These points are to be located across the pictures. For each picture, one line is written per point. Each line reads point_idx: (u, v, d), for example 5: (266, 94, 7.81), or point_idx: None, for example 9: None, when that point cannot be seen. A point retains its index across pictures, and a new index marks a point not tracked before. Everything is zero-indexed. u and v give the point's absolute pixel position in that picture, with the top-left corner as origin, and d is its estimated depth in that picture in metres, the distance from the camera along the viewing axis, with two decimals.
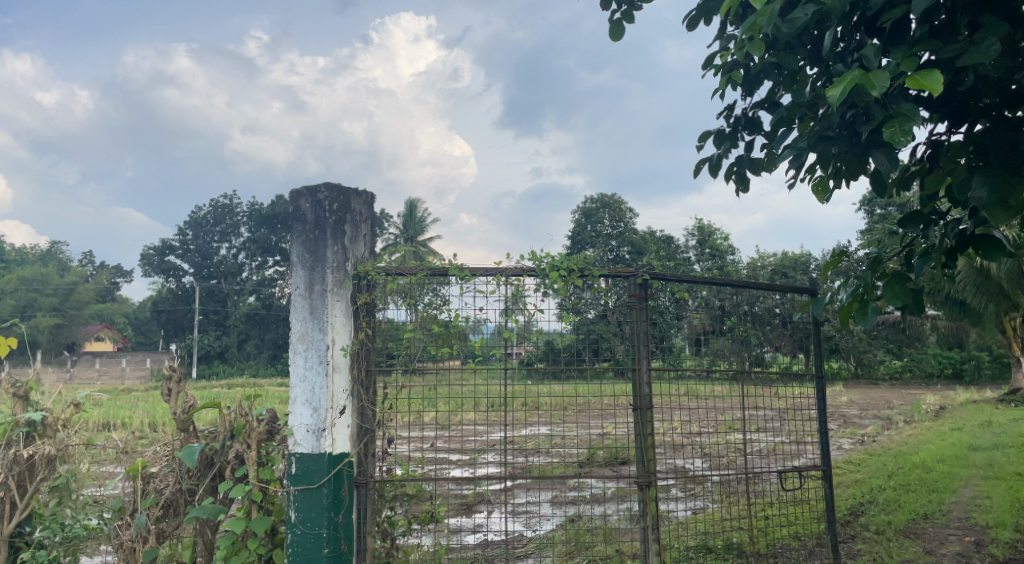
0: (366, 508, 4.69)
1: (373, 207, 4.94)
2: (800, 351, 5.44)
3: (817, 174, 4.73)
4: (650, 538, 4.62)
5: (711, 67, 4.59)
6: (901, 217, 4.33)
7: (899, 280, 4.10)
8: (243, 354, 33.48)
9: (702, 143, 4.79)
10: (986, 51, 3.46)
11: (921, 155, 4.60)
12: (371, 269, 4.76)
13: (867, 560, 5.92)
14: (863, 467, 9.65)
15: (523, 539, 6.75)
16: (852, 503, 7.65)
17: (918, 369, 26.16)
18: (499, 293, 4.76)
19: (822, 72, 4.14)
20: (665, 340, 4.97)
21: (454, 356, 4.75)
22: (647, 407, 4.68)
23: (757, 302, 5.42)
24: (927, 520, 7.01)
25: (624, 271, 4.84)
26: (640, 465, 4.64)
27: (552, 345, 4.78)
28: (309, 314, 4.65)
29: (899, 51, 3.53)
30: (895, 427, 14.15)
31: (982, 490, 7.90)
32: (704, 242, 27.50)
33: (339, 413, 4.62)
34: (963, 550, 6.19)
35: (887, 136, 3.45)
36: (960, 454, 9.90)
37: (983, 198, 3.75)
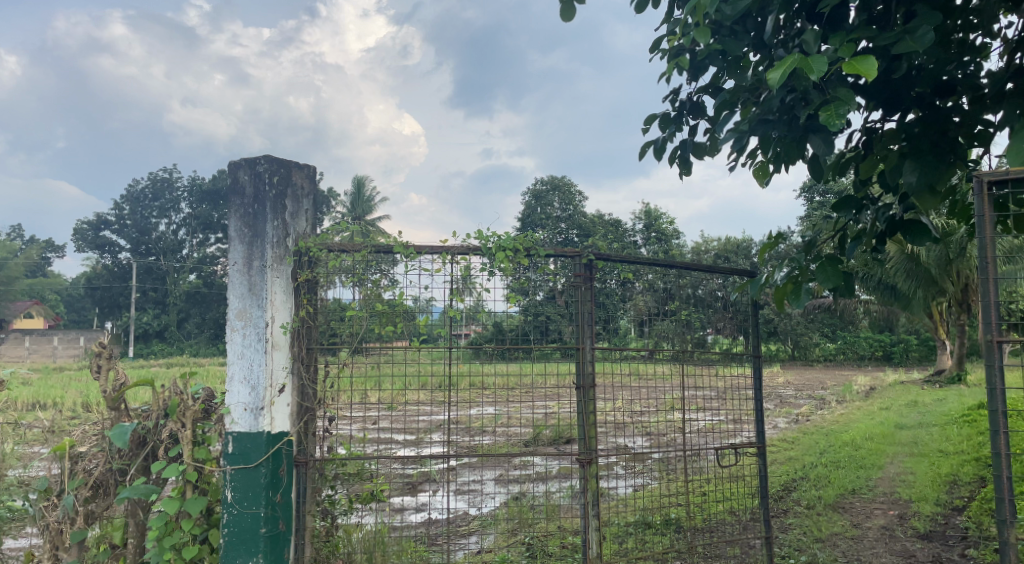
0: (306, 487, 4.64)
1: (315, 181, 4.84)
2: (740, 333, 5.54)
3: (757, 159, 4.85)
4: (590, 514, 4.66)
5: (658, 51, 4.63)
6: (836, 201, 4.44)
7: (833, 263, 4.24)
8: (183, 333, 32.63)
9: (648, 126, 4.83)
10: (920, 39, 3.55)
11: (856, 142, 4.73)
12: (312, 246, 4.69)
13: (798, 534, 6.14)
14: (796, 445, 10.00)
15: (467, 518, 6.79)
16: (785, 480, 7.92)
17: (851, 351, 27.15)
18: (446, 271, 4.72)
19: (764, 58, 4.20)
20: (612, 321, 5.02)
21: (397, 333, 4.71)
22: (590, 385, 4.71)
23: (700, 285, 5.46)
24: (854, 495, 7.31)
25: (570, 251, 4.83)
26: (582, 442, 4.67)
27: (499, 326, 4.76)
28: (247, 291, 4.54)
29: (837, 36, 3.61)
30: (828, 406, 14.71)
31: (906, 466, 8.27)
32: (651, 226, 27.94)
33: (278, 391, 4.53)
34: (887, 523, 6.47)
35: (823, 120, 3.57)
36: (887, 432, 10.34)
37: (913, 183, 3.96)
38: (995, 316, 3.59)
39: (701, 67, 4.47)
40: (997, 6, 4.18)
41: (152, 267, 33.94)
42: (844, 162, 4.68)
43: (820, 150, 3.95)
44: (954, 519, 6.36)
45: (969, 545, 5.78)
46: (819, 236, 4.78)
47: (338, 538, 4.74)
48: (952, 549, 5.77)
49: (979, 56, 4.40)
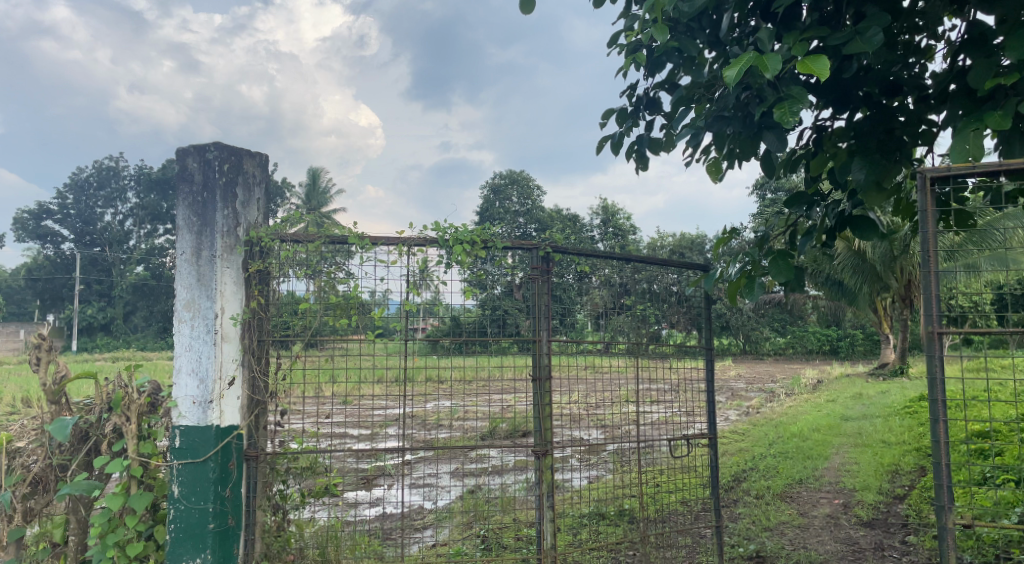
0: (256, 482, 4.55)
1: (268, 169, 4.72)
2: (694, 327, 5.61)
3: (711, 155, 4.92)
4: (545, 505, 4.67)
5: (616, 46, 4.66)
6: (787, 197, 4.55)
7: (784, 257, 4.32)
8: (130, 326, 31.74)
9: (605, 121, 4.87)
10: (869, 39, 3.64)
11: (807, 140, 4.82)
12: (264, 235, 4.58)
13: (747, 524, 6.27)
14: (746, 437, 10.21)
15: (422, 512, 6.77)
16: (736, 470, 8.08)
17: (800, 345, 27.83)
18: (402, 263, 4.68)
19: (719, 55, 4.26)
20: (570, 315, 5.01)
21: (352, 326, 4.63)
22: (546, 377, 4.70)
23: (655, 280, 5.49)
24: (801, 485, 7.49)
25: (527, 244, 4.81)
26: (538, 434, 4.67)
27: (456, 320, 4.75)
28: (196, 282, 4.46)
29: (791, 35, 3.69)
30: (777, 399, 15.07)
31: (851, 456, 8.52)
32: (608, 222, 28.22)
33: (228, 384, 4.47)
34: (832, 511, 6.65)
35: (776, 117, 3.63)
36: (833, 424, 10.64)
37: (860, 180, 4.08)
38: (936, 308, 3.60)
39: (658, 64, 4.50)
40: (942, 10, 4.30)
41: (96, 257, 32.93)
42: (795, 159, 4.78)
43: (773, 147, 4.02)
44: (896, 507, 6.57)
45: (909, 532, 5.98)
46: (770, 232, 4.87)
47: (290, 532, 4.61)
48: (894, 536, 5.95)
49: (923, 58, 4.53)
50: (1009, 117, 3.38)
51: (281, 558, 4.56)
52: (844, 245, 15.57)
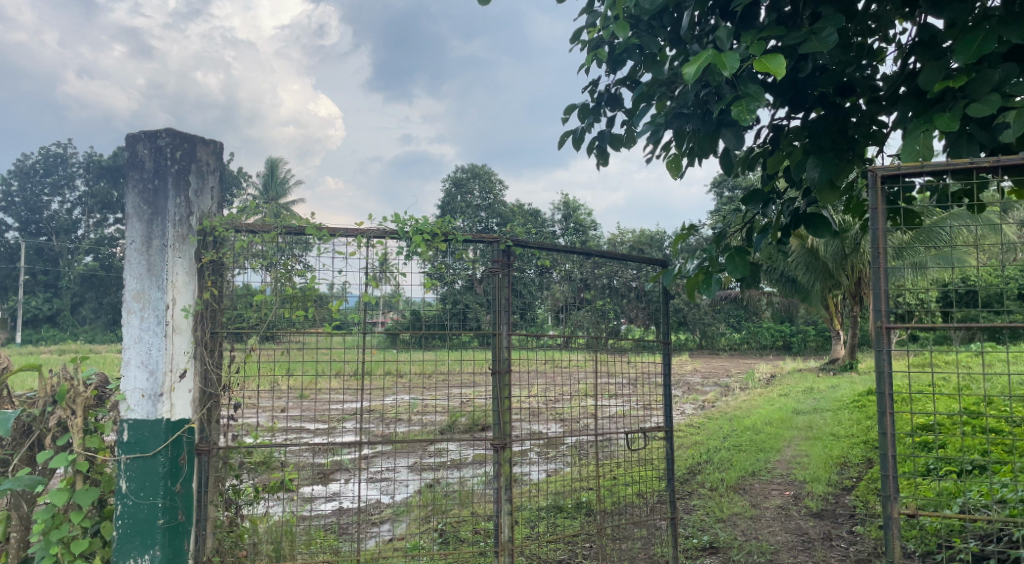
0: (208, 477, 4.45)
1: (223, 158, 4.63)
2: (652, 323, 5.64)
3: (671, 152, 4.97)
4: (503, 498, 4.65)
5: (579, 42, 4.68)
6: (743, 194, 4.62)
7: (741, 254, 4.38)
8: (78, 318, 30.75)
9: (567, 116, 4.88)
10: (824, 40, 3.71)
11: (764, 139, 4.90)
12: (218, 225, 4.49)
13: (701, 516, 6.38)
14: (702, 430, 10.37)
15: (379, 506, 6.72)
16: (691, 463, 8.21)
17: (754, 340, 28.38)
18: (361, 254, 4.62)
19: (679, 53, 4.30)
20: (530, 310, 5.00)
21: (308, 318, 4.58)
22: (506, 371, 4.68)
23: (615, 275, 5.47)
24: (754, 477, 7.64)
25: (487, 237, 4.82)
26: (496, 428, 4.66)
27: (417, 314, 4.68)
28: (146, 272, 4.34)
29: (749, 34, 3.74)
30: (732, 393, 15.34)
31: (801, 449, 8.72)
32: (569, 217, 28.38)
33: (179, 376, 4.36)
34: (783, 502, 6.80)
35: (734, 114, 3.68)
36: (786, 417, 10.89)
37: (815, 177, 4.15)
38: (883, 304, 3.66)
39: (620, 60, 4.52)
40: (893, 14, 4.41)
41: (43, 247, 31.92)
42: (753, 157, 4.85)
43: (730, 144, 4.07)
44: (844, 498, 6.75)
45: (856, 522, 6.14)
46: (728, 228, 4.93)
47: (243, 528, 4.54)
48: (841, 526, 6.11)
49: (875, 60, 4.65)
50: (955, 119, 3.46)
51: (234, 553, 4.51)
52: (797, 242, 15.94)
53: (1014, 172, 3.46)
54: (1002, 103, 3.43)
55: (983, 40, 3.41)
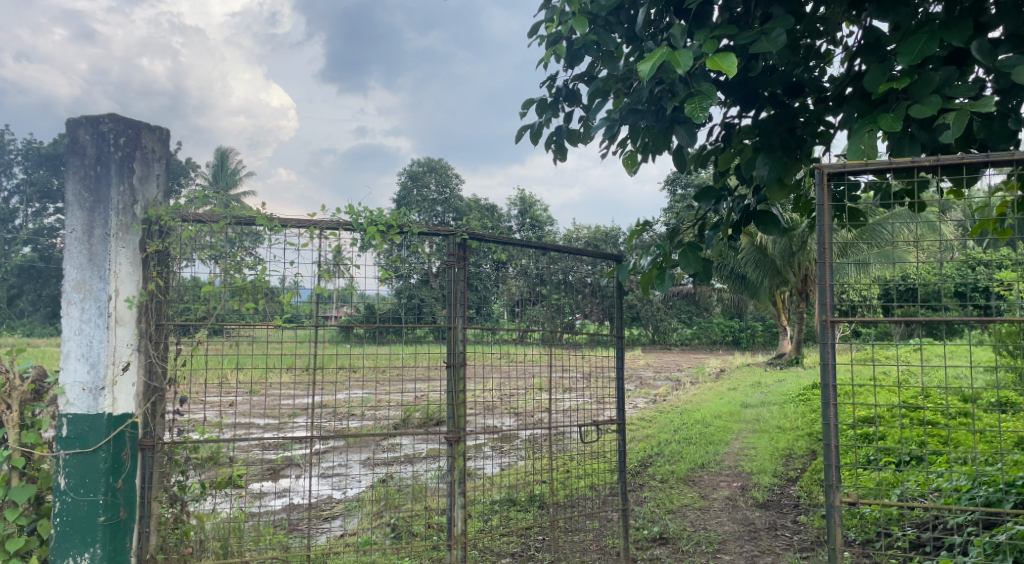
0: (153, 472, 4.34)
1: (169, 145, 4.50)
2: (607, 318, 5.71)
3: (627, 148, 5.02)
4: (457, 492, 4.63)
5: (537, 36, 4.69)
6: (696, 191, 4.67)
7: (693, 250, 4.45)
8: (15, 311, 29.55)
9: (524, 111, 4.90)
10: (774, 40, 3.78)
11: (717, 136, 4.97)
12: (164, 214, 4.36)
13: (652, 507, 6.47)
14: (653, 424, 10.53)
15: (331, 501, 6.64)
16: (643, 456, 8.32)
17: (704, 336, 28.90)
18: (313, 245, 4.55)
19: (635, 50, 4.34)
20: (486, 304, 4.97)
21: (258, 312, 4.50)
22: (461, 364, 4.67)
23: (570, 271, 5.51)
24: (703, 469, 7.79)
25: (443, 230, 4.74)
26: (451, 421, 4.62)
27: (372, 309, 4.64)
28: (87, 262, 4.22)
29: (701, 33, 3.78)
30: (683, 387, 15.60)
31: (749, 441, 8.92)
32: (525, 212, 28.46)
33: (121, 369, 4.24)
34: (731, 493, 6.95)
35: (687, 112, 3.73)
36: (734, 410, 11.14)
37: (765, 175, 4.24)
38: (829, 298, 3.67)
39: (577, 56, 4.54)
40: (840, 17, 4.53)
41: None
42: (705, 155, 4.92)
43: (685, 141, 4.17)
44: (789, 489, 6.93)
45: (800, 512, 6.30)
46: (681, 224, 5.00)
47: (189, 525, 4.45)
48: (786, 516, 6.27)
49: (823, 62, 4.76)
50: (898, 119, 3.55)
51: (179, 551, 4.40)
52: (747, 240, 16.42)
53: (952, 172, 3.57)
54: (942, 105, 3.54)
55: (924, 43, 3.51)
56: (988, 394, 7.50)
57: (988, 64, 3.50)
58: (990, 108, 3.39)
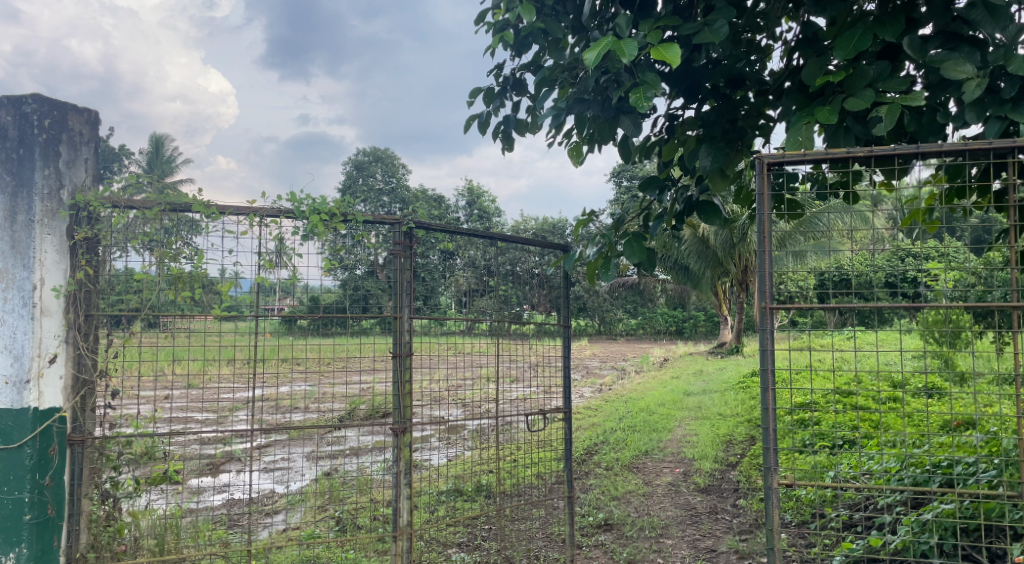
0: (83, 468, 4.18)
1: (98, 128, 4.34)
2: (554, 310, 5.66)
3: (572, 139, 5.03)
4: (402, 483, 4.55)
5: (484, 24, 4.66)
6: (640, 181, 4.71)
7: (638, 239, 4.50)
8: None
9: (472, 100, 4.86)
10: (717, 31, 3.84)
11: (661, 128, 5.02)
12: (93, 200, 4.18)
13: (597, 494, 6.55)
14: (599, 413, 10.64)
15: (273, 496, 6.51)
16: (588, 445, 8.40)
17: (649, 326, 29.38)
18: (253, 233, 4.43)
19: (581, 39, 4.36)
20: (434, 296, 4.90)
21: (195, 302, 4.37)
22: (407, 354, 4.55)
23: (518, 262, 5.43)
24: (647, 456, 7.92)
25: (388, 218, 4.63)
26: (397, 412, 4.53)
27: (316, 301, 4.55)
28: (9, 249, 4.03)
29: (647, 23, 3.81)
30: (628, 376, 15.83)
31: (691, 428, 9.11)
32: (473, 203, 28.40)
33: (48, 361, 4.08)
34: (674, 479, 7.07)
35: (632, 101, 3.75)
36: (676, 398, 11.37)
37: (707, 166, 4.31)
38: (769, 286, 3.71)
39: (525, 45, 4.52)
40: (780, 12, 4.63)
41: None
42: (650, 146, 4.96)
43: (630, 131, 4.21)
44: (729, 473, 7.10)
45: (740, 496, 6.46)
46: (625, 215, 5.03)
47: (122, 522, 4.29)
48: (726, 500, 6.41)
49: (763, 56, 4.86)
50: (834, 112, 3.65)
51: (111, 549, 4.26)
52: (690, 231, 16.82)
53: (885, 164, 3.68)
54: (875, 98, 3.64)
55: (859, 38, 3.62)
56: (915, 380, 7.82)
57: (919, 59, 3.62)
58: (919, 102, 3.52)
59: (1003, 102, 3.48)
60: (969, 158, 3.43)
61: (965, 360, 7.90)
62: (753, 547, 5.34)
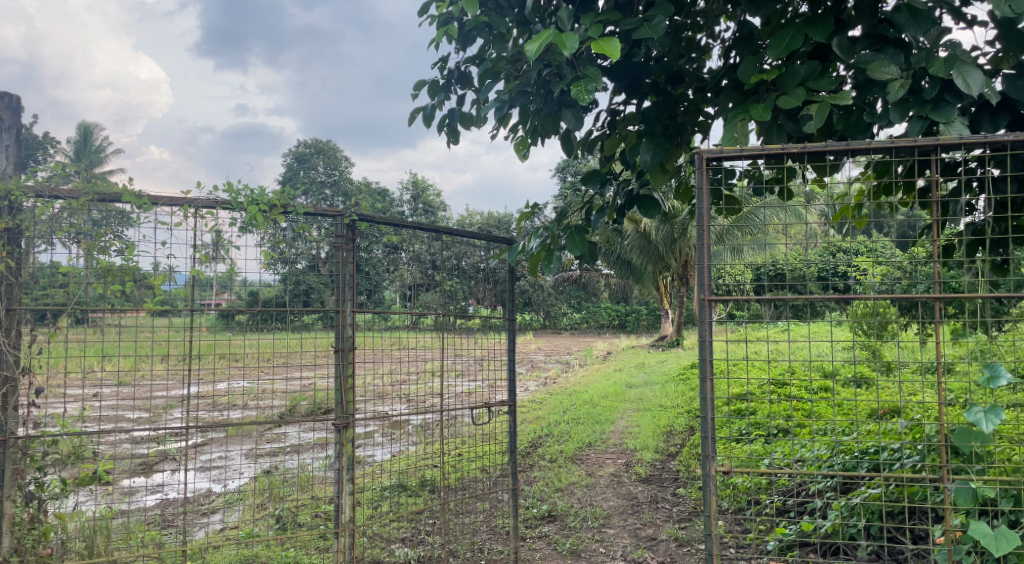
0: (6, 469, 3.95)
1: (18, 114, 4.21)
2: (500, 305, 5.59)
3: (517, 133, 5.04)
4: (344, 479, 4.46)
5: (427, 15, 4.62)
6: (583, 174, 4.75)
7: (580, 232, 4.54)
8: None
9: (417, 92, 4.82)
10: (656, 27, 3.89)
11: (603, 122, 5.06)
12: (14, 188, 3.99)
13: (541, 486, 6.60)
14: (543, 406, 10.73)
15: (211, 495, 6.35)
16: (532, 438, 8.45)
17: (593, 320, 29.69)
18: (188, 225, 4.30)
19: (524, 32, 4.36)
20: (378, 291, 4.84)
21: (126, 297, 4.25)
22: (350, 348, 4.45)
23: (463, 257, 5.37)
24: (591, 447, 8.01)
25: (331, 210, 4.49)
26: (339, 407, 4.40)
27: (256, 296, 4.44)
28: None
29: (588, 17, 3.83)
30: (572, 369, 16.01)
31: (634, 419, 9.26)
32: (417, 197, 28.21)
33: None
34: (616, 470, 7.18)
35: (574, 93, 3.76)
36: (619, 390, 11.54)
37: (648, 161, 4.36)
38: (707, 278, 3.77)
39: (468, 38, 4.50)
40: (717, 11, 4.72)
41: None
42: (593, 140, 5.00)
43: (572, 124, 4.24)
44: (670, 463, 7.25)
45: (679, 485, 6.59)
46: (568, 208, 5.06)
47: (47, 525, 4.14)
48: (666, 489, 6.54)
49: (702, 54, 4.95)
50: (768, 110, 3.75)
51: (35, 552, 4.11)
52: (633, 227, 17.08)
53: (816, 161, 3.79)
54: (807, 97, 3.75)
55: (791, 37, 3.72)
56: (845, 370, 8.13)
57: (848, 59, 3.74)
58: (847, 101, 3.64)
59: (924, 102, 3.61)
60: (895, 156, 3.55)
61: (891, 351, 8.26)
62: (691, 535, 5.46)
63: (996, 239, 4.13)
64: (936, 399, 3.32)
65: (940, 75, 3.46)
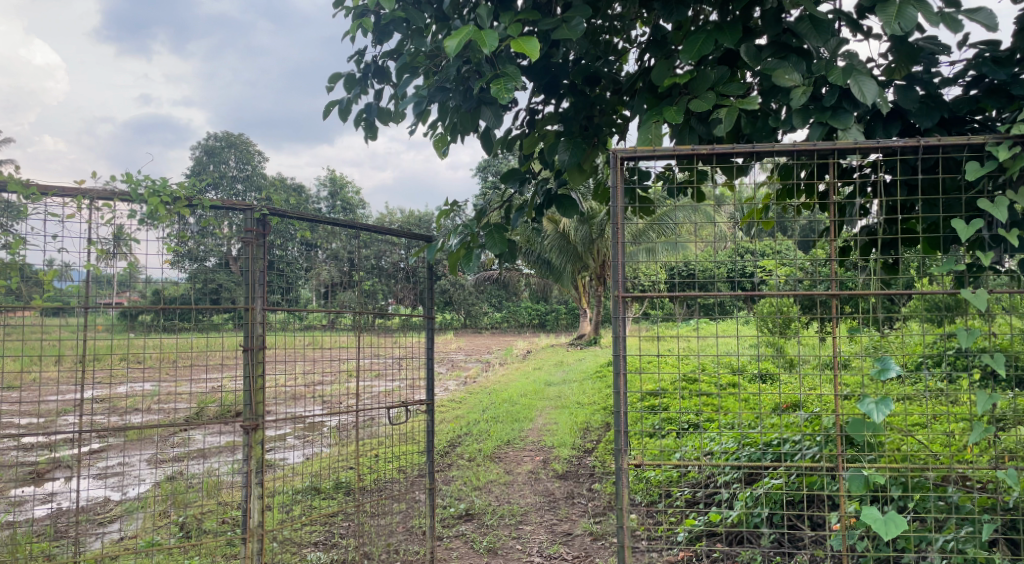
0: None
1: None
2: (419, 303, 5.51)
3: (437, 129, 5.01)
4: (253, 483, 4.27)
5: (343, 8, 4.52)
6: (502, 173, 4.76)
7: (499, 230, 4.54)
8: None
9: (334, 86, 4.72)
10: (573, 28, 3.93)
11: (521, 121, 5.08)
12: None
13: (459, 485, 6.57)
14: (462, 405, 10.69)
15: (110, 504, 6.03)
16: (451, 437, 8.42)
17: (513, 319, 29.82)
18: (81, 217, 4.07)
19: (443, 29, 4.33)
20: (292, 290, 4.70)
21: (14, 294, 4.03)
22: (260, 348, 4.28)
23: (383, 256, 5.23)
24: (509, 445, 8.03)
25: (239, 204, 4.30)
26: (247, 408, 4.23)
27: (160, 294, 4.23)
28: None
29: (507, 15, 3.83)
30: (492, 368, 16.04)
31: (551, 417, 9.35)
32: (336, 194, 27.65)
33: None
34: (534, 467, 7.22)
35: (493, 91, 3.75)
36: (537, 389, 11.62)
37: (566, 160, 4.40)
38: (621, 275, 3.84)
39: (386, 32, 4.42)
40: (633, 15, 4.81)
41: None
42: (512, 139, 5.00)
43: (490, 122, 4.24)
44: (586, 459, 7.35)
45: (595, 480, 6.69)
46: (487, 207, 5.05)
47: None
48: (582, 485, 6.63)
49: (617, 56, 5.03)
50: (679, 112, 3.85)
51: None
52: (551, 226, 17.22)
53: (725, 163, 3.91)
54: (716, 100, 3.86)
55: (702, 42, 3.83)
56: (751, 366, 8.47)
57: (754, 65, 3.88)
58: (753, 106, 3.77)
59: (823, 109, 3.77)
60: (798, 160, 3.71)
61: (793, 348, 8.67)
62: (606, 529, 5.56)
63: (889, 241, 4.37)
64: (833, 392, 3.48)
65: (838, 83, 3.63)
